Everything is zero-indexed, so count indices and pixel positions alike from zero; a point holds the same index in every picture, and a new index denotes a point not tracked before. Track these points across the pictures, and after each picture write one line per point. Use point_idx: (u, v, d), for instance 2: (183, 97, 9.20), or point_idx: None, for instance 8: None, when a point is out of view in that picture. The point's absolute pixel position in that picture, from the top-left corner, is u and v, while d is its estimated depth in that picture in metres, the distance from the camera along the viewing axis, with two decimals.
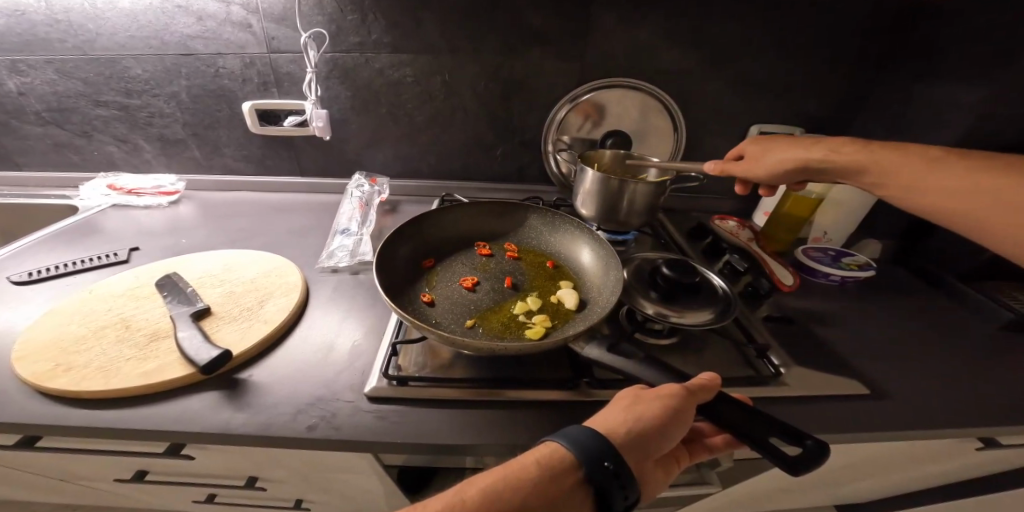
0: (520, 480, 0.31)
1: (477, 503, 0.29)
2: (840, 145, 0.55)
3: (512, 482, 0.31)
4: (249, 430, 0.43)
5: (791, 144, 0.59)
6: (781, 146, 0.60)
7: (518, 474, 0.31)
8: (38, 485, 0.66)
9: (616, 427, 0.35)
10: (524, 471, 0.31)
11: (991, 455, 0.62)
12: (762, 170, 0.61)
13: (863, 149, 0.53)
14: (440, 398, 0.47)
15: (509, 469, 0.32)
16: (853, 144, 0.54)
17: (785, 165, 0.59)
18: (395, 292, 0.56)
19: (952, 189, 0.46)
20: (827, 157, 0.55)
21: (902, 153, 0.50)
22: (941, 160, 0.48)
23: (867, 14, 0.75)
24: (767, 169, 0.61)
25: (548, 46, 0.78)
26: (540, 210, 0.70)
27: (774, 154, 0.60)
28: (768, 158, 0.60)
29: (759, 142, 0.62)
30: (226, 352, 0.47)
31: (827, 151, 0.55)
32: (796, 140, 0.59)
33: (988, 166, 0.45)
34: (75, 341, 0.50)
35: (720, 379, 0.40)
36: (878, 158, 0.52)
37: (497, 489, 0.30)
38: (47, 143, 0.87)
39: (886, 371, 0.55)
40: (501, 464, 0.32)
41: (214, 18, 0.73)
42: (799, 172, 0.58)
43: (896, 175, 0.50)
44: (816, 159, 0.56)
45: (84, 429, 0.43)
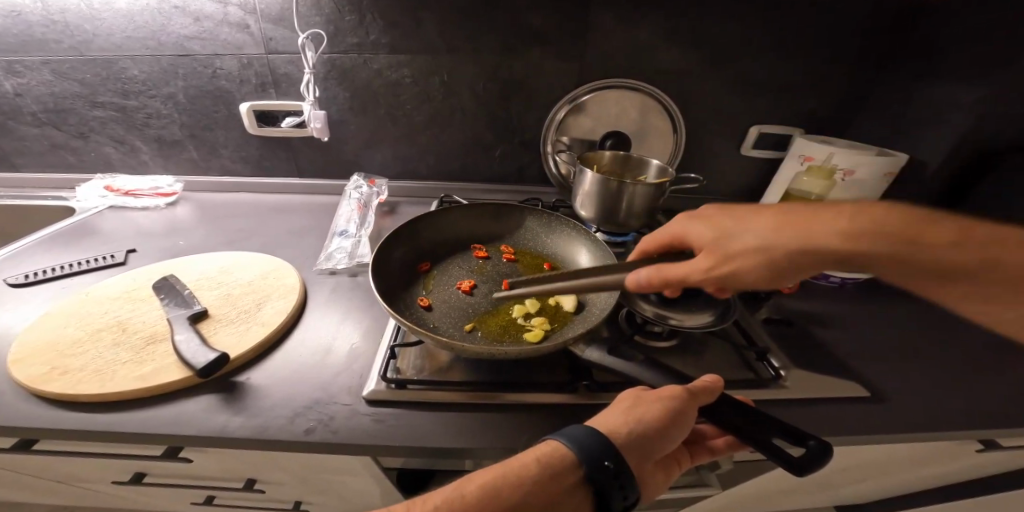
0: (519, 478, 0.31)
1: (476, 499, 0.29)
2: (833, 220, 0.40)
3: (511, 479, 0.30)
4: (246, 434, 0.43)
5: (756, 230, 0.43)
6: (751, 233, 0.43)
7: (517, 472, 0.31)
8: (35, 488, 0.65)
9: (616, 427, 0.35)
10: (523, 468, 0.31)
11: (991, 457, 0.62)
12: (745, 271, 0.43)
13: (864, 219, 0.39)
14: (439, 401, 0.47)
15: (508, 466, 0.31)
16: (845, 216, 0.40)
17: (774, 263, 0.42)
18: (392, 296, 0.55)
19: (986, 276, 0.37)
20: (833, 243, 0.39)
21: (909, 225, 0.38)
22: (956, 236, 0.37)
23: (866, 14, 0.75)
24: (746, 270, 0.43)
25: (547, 47, 0.78)
26: (537, 211, 0.70)
27: (767, 243, 0.42)
28: (758, 247, 0.42)
29: (704, 228, 0.46)
30: (223, 355, 0.46)
31: (829, 233, 0.40)
32: (765, 217, 0.43)
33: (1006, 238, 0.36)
34: (71, 344, 0.50)
35: (722, 380, 0.40)
36: (894, 235, 0.38)
37: (496, 486, 0.30)
38: (44, 144, 0.86)
39: (886, 373, 0.55)
40: (501, 462, 0.32)
41: (211, 18, 0.72)
42: (800, 266, 0.41)
43: (923, 260, 0.38)
44: (820, 246, 0.40)
45: (80, 433, 0.43)
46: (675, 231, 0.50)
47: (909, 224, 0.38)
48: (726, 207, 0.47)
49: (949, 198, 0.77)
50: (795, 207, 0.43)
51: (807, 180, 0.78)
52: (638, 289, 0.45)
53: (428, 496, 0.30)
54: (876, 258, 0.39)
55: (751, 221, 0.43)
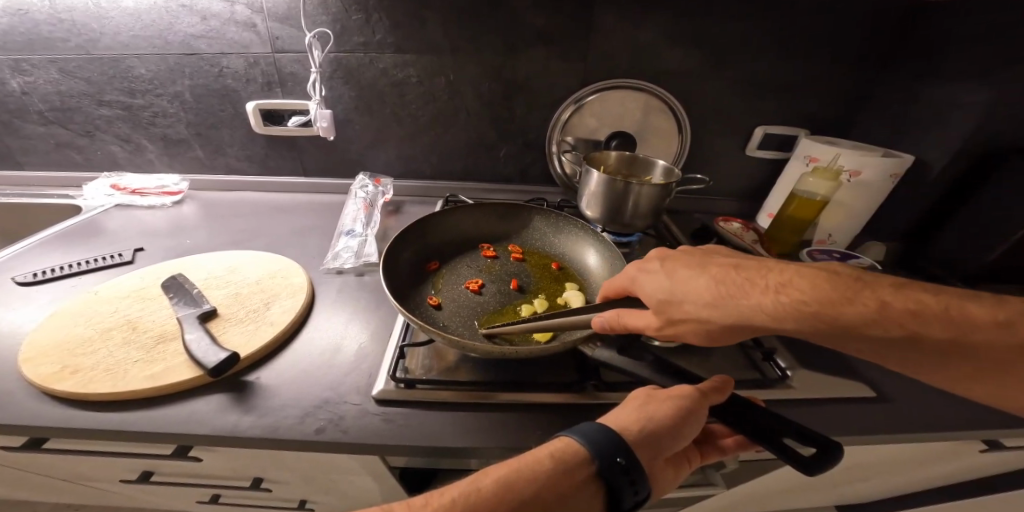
0: (533, 472, 0.31)
1: (491, 490, 0.29)
2: (784, 291, 0.36)
3: (525, 473, 0.31)
4: (257, 433, 0.43)
5: (701, 296, 0.39)
6: (695, 298, 0.39)
7: (531, 465, 0.32)
8: (41, 487, 0.66)
9: (628, 424, 0.36)
10: (537, 462, 0.32)
11: (994, 456, 0.62)
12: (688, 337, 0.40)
13: (818, 291, 0.36)
14: (448, 401, 0.47)
15: (522, 461, 0.32)
16: (798, 285, 0.36)
17: (715, 330, 0.39)
18: (402, 295, 0.56)
19: (947, 351, 0.35)
20: (781, 317, 0.36)
21: (859, 300, 0.35)
22: (908, 313, 0.34)
23: (871, 15, 0.75)
24: (688, 335, 0.40)
25: (552, 46, 0.78)
26: (544, 211, 0.70)
27: (740, 305, 0.37)
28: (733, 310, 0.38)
29: (653, 282, 0.42)
30: (233, 355, 0.47)
31: (783, 305, 0.36)
32: (713, 278, 0.39)
33: (964, 311, 0.34)
34: (82, 343, 0.50)
35: (733, 380, 0.40)
36: (846, 311, 0.35)
37: (511, 479, 0.31)
38: (49, 142, 0.86)
39: (891, 373, 0.55)
40: (516, 455, 0.32)
41: (217, 17, 0.72)
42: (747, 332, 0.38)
43: (880, 335, 0.35)
44: (769, 321, 0.36)
45: (92, 432, 0.43)
46: (622, 279, 0.46)
47: (863, 299, 0.35)
48: (673, 257, 0.43)
49: (952, 198, 0.77)
50: (744, 268, 0.39)
51: (811, 180, 0.75)
52: (603, 330, 0.44)
53: (443, 490, 0.30)
54: (828, 334, 0.36)
55: (698, 283, 0.39)
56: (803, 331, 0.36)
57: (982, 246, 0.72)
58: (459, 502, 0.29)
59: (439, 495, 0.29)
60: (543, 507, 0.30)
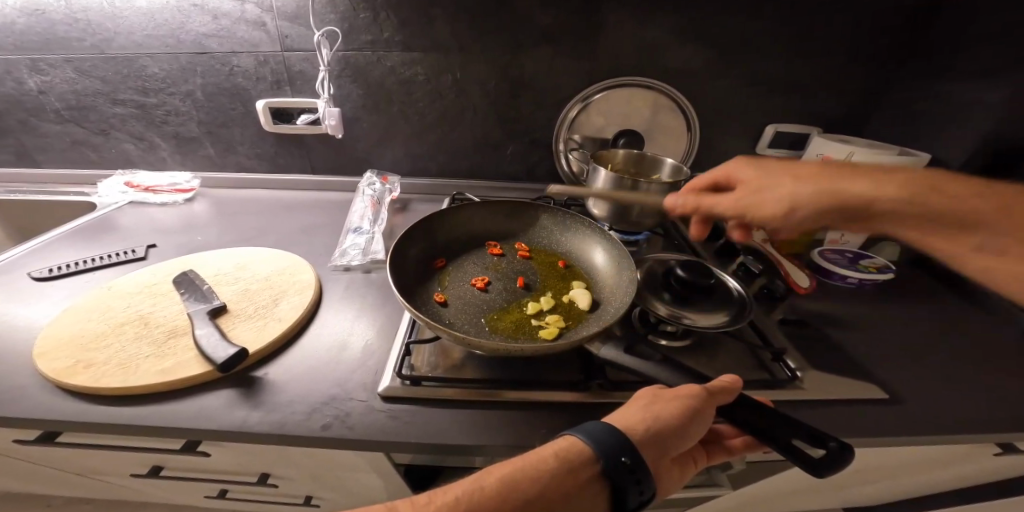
0: (538, 471, 0.31)
1: (495, 490, 0.29)
2: (815, 177, 0.49)
3: (529, 473, 0.31)
4: (264, 428, 0.44)
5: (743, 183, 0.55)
6: (739, 193, 0.54)
7: (536, 465, 0.31)
8: (55, 478, 0.67)
9: (634, 424, 0.35)
10: (541, 462, 0.31)
11: (1009, 460, 0.61)
12: (729, 201, 0.55)
13: (839, 179, 0.48)
14: (453, 399, 0.47)
15: (526, 461, 0.32)
16: (829, 174, 0.49)
17: (748, 213, 0.53)
18: (409, 292, 0.56)
19: (966, 226, 0.43)
20: (810, 199, 0.49)
21: (876, 184, 0.47)
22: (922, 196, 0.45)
23: (888, 10, 0.73)
24: (722, 214, 0.56)
25: (560, 43, 0.77)
26: (551, 209, 0.70)
27: (789, 187, 0.50)
28: (781, 191, 0.51)
29: (741, 168, 0.56)
30: (242, 350, 0.47)
31: (811, 188, 0.49)
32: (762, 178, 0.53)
33: (952, 191, 0.44)
34: (95, 338, 0.51)
35: (741, 380, 0.39)
36: (863, 189, 0.47)
37: (515, 478, 0.31)
38: (65, 140, 0.88)
39: (905, 376, 0.54)
40: (520, 455, 0.32)
41: (228, 16, 0.73)
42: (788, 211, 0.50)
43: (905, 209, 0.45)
44: (814, 187, 0.49)
45: (104, 426, 0.44)
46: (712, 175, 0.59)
47: (879, 187, 0.47)
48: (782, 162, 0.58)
49: None
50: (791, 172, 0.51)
51: None
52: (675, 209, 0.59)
53: (447, 489, 0.30)
54: (849, 202, 0.47)
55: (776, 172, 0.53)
56: (828, 205, 0.48)
57: None
58: (463, 502, 0.29)
59: (442, 495, 0.29)
60: (547, 507, 0.30)
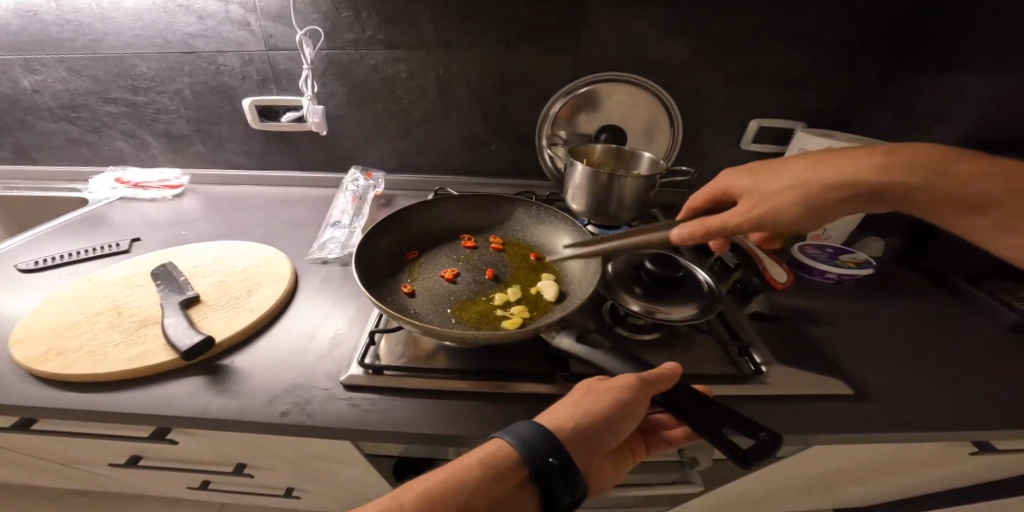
0: (461, 482, 0.30)
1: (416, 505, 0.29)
2: (881, 154, 0.43)
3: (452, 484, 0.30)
4: (225, 415, 0.44)
5: (798, 167, 0.45)
6: (796, 172, 0.45)
7: (459, 475, 0.31)
8: (38, 468, 0.68)
9: (565, 421, 0.35)
10: (465, 472, 0.31)
11: (993, 461, 0.59)
12: (794, 189, 0.44)
13: (913, 156, 0.42)
14: (415, 388, 0.47)
15: (451, 470, 0.31)
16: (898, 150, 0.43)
17: (818, 197, 0.43)
18: (377, 283, 0.56)
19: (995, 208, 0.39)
20: (884, 172, 0.42)
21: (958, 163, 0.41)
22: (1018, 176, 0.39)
23: (870, 5, 0.72)
24: (790, 205, 0.44)
25: (540, 41, 0.78)
26: (526, 203, 0.70)
27: (793, 183, 0.44)
28: (788, 193, 0.44)
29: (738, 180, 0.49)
30: (207, 339, 0.48)
31: (883, 163, 0.42)
32: (814, 155, 0.45)
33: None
34: (69, 326, 0.52)
35: (678, 366, 0.39)
36: (947, 167, 0.40)
37: (438, 490, 0.30)
38: (60, 138, 0.91)
39: (878, 372, 0.53)
40: (442, 467, 0.31)
41: (213, 16, 0.75)
42: (854, 188, 0.43)
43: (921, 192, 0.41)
44: (834, 179, 0.43)
45: (70, 411, 0.45)
46: (716, 183, 0.51)
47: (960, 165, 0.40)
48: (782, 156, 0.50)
49: None
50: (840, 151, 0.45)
51: None
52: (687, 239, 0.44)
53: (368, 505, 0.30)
54: (942, 179, 0.40)
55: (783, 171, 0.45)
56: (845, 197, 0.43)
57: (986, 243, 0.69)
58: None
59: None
60: None
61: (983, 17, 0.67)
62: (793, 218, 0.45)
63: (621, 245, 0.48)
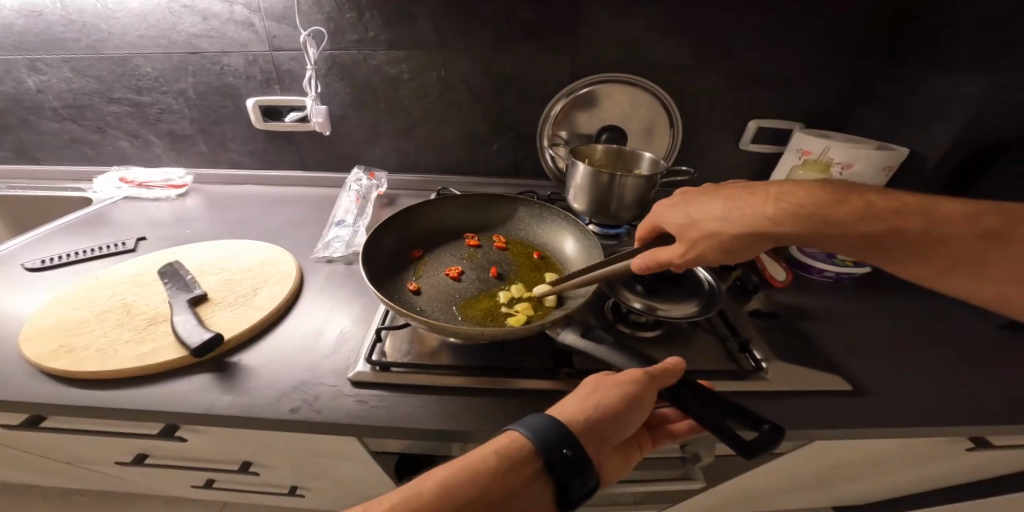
0: (478, 473, 0.31)
1: (434, 496, 0.30)
2: (783, 199, 0.43)
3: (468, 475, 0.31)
4: (235, 411, 0.45)
5: (712, 213, 0.45)
6: (710, 219, 0.45)
7: (476, 466, 0.32)
8: (43, 467, 0.69)
9: (575, 414, 0.36)
10: (481, 463, 0.32)
11: (988, 456, 0.60)
12: (707, 237, 0.45)
13: (810, 198, 0.42)
14: (421, 384, 0.48)
15: (466, 462, 0.32)
16: (797, 192, 0.43)
17: (730, 245, 0.45)
18: (383, 281, 0.57)
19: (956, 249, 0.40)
20: (784, 221, 0.42)
21: (850, 202, 0.42)
22: (895, 211, 0.41)
23: (866, 7, 0.74)
24: (709, 253, 0.46)
25: (541, 41, 0.78)
26: (529, 202, 0.71)
27: (722, 220, 0.44)
28: (717, 229, 0.45)
29: (672, 211, 0.49)
30: (216, 336, 0.49)
31: (784, 211, 0.42)
32: (725, 199, 0.45)
33: (931, 213, 0.41)
34: (79, 324, 0.53)
35: (684, 362, 0.40)
36: (838, 211, 0.41)
37: (455, 480, 0.31)
38: (64, 138, 0.91)
39: (874, 368, 0.54)
40: (459, 459, 0.32)
41: (218, 17, 0.75)
42: (761, 235, 0.44)
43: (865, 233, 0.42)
44: (767, 221, 0.43)
45: (81, 408, 0.45)
46: (652, 217, 0.52)
47: (851, 205, 0.42)
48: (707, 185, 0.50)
49: (952, 190, 0.75)
50: (751, 191, 0.45)
51: (802, 173, 0.78)
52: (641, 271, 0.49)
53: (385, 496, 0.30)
54: (832, 224, 0.42)
55: (713, 206, 0.45)
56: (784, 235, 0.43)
57: None
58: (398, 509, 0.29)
59: (382, 500, 0.29)
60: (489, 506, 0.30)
61: (977, 18, 0.68)
62: (714, 261, 0.47)
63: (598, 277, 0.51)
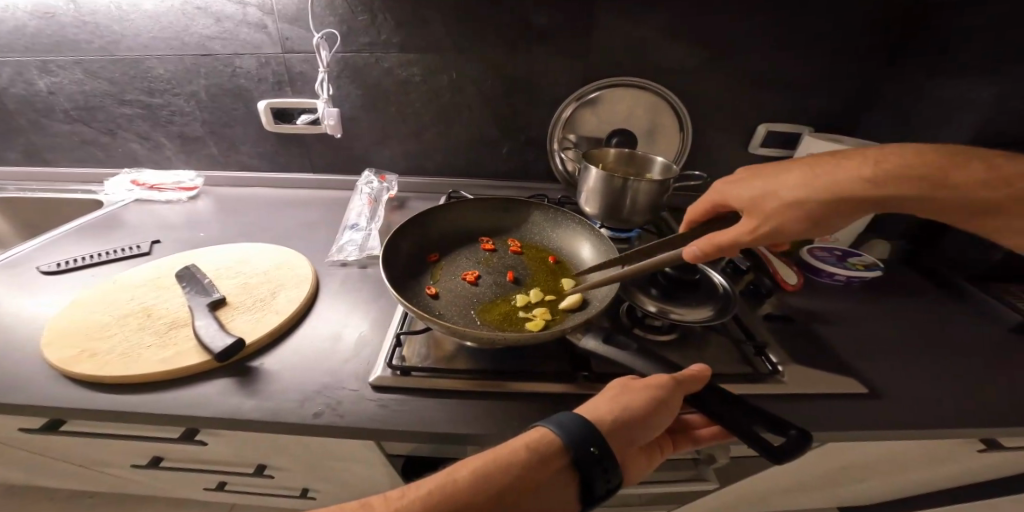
0: (509, 464, 0.32)
1: (468, 483, 0.31)
2: (866, 168, 0.41)
3: (500, 465, 0.32)
4: (258, 416, 0.46)
5: (789, 181, 0.43)
6: (787, 188, 0.43)
7: (507, 456, 0.33)
8: (56, 470, 0.69)
9: (604, 414, 0.37)
10: (513, 454, 0.33)
11: (996, 457, 0.61)
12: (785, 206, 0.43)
13: (895, 163, 0.40)
14: (442, 388, 0.49)
15: (498, 453, 0.33)
16: (880, 158, 0.41)
17: (809, 214, 0.42)
18: (401, 285, 0.58)
19: None
20: (868, 187, 0.40)
21: (936, 166, 0.39)
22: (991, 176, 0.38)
23: (876, 11, 0.74)
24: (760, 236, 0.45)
25: (553, 44, 0.79)
26: (543, 206, 0.72)
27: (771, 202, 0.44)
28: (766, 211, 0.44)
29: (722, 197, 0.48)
30: (239, 340, 0.49)
31: (870, 177, 0.40)
32: (802, 167, 0.43)
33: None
34: (100, 328, 0.53)
35: (709, 369, 0.41)
36: (927, 173, 0.39)
37: (487, 470, 0.32)
38: (74, 139, 0.91)
39: (887, 372, 0.55)
40: (492, 449, 0.33)
41: (231, 19, 0.75)
42: (843, 202, 0.41)
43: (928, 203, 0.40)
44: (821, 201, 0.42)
45: (105, 412, 0.46)
46: (715, 195, 0.50)
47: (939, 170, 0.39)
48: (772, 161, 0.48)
49: None
50: (826, 161, 0.43)
51: None
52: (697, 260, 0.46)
53: (420, 482, 0.32)
54: (922, 187, 0.39)
55: (758, 189, 0.45)
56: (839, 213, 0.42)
57: (988, 244, 0.71)
58: (434, 494, 0.30)
59: (418, 485, 0.31)
60: (518, 496, 0.31)
61: (986, 22, 0.68)
62: (790, 233, 0.44)
63: (649, 267, 0.48)
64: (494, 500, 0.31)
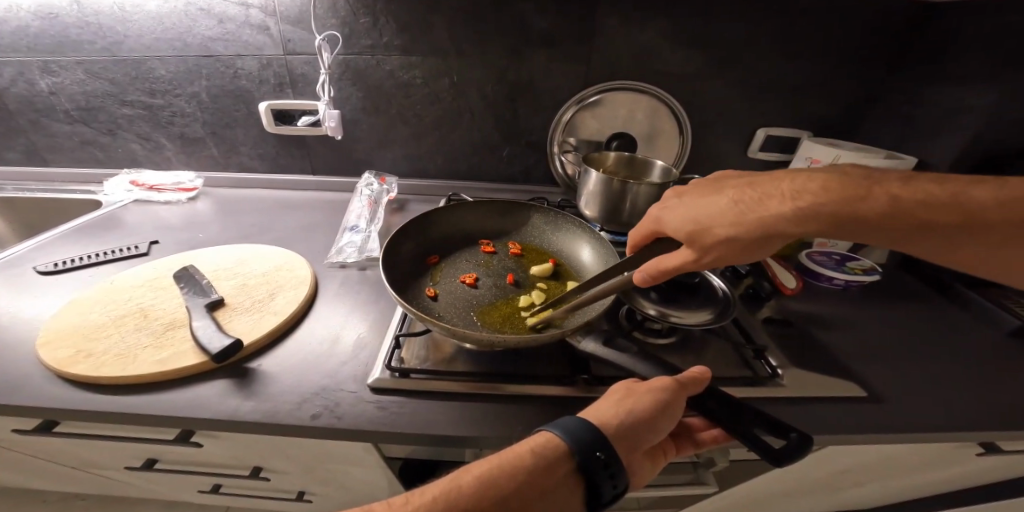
0: (515, 469, 0.32)
1: (474, 489, 0.31)
2: (802, 197, 0.40)
3: (505, 470, 0.32)
4: (256, 418, 0.45)
5: (724, 216, 0.42)
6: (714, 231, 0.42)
7: (512, 462, 0.33)
8: (46, 473, 0.68)
9: (608, 418, 0.37)
10: (518, 459, 0.33)
11: (994, 460, 0.61)
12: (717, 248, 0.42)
13: (829, 192, 0.39)
14: (441, 390, 0.49)
15: (503, 459, 0.33)
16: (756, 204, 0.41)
17: (745, 245, 0.42)
18: (401, 286, 0.58)
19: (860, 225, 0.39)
20: (804, 221, 0.40)
21: (781, 198, 0.41)
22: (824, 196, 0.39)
23: (873, 18, 0.75)
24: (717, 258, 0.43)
25: (556, 48, 0.79)
26: (543, 209, 0.72)
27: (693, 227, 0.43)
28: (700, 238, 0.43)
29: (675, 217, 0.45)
30: (238, 341, 0.49)
31: (802, 209, 0.40)
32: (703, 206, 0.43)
33: (849, 193, 0.39)
34: (97, 329, 0.53)
35: (710, 371, 0.41)
36: (800, 206, 0.40)
37: (493, 475, 0.32)
38: (74, 140, 0.91)
39: (887, 375, 0.55)
40: (496, 453, 0.33)
41: (234, 20, 0.76)
42: (761, 237, 0.41)
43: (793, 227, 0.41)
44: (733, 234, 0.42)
45: (98, 412, 0.45)
46: (649, 224, 0.48)
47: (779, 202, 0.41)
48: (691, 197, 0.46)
49: None
50: (725, 199, 0.43)
51: None
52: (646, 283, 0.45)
53: (426, 486, 0.31)
54: (812, 221, 0.40)
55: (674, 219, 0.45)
56: (759, 235, 0.41)
57: None
58: (442, 500, 0.30)
59: (421, 492, 0.30)
60: (525, 505, 0.31)
61: (981, 29, 0.70)
62: (728, 262, 0.44)
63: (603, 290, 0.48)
64: (501, 504, 0.31)
